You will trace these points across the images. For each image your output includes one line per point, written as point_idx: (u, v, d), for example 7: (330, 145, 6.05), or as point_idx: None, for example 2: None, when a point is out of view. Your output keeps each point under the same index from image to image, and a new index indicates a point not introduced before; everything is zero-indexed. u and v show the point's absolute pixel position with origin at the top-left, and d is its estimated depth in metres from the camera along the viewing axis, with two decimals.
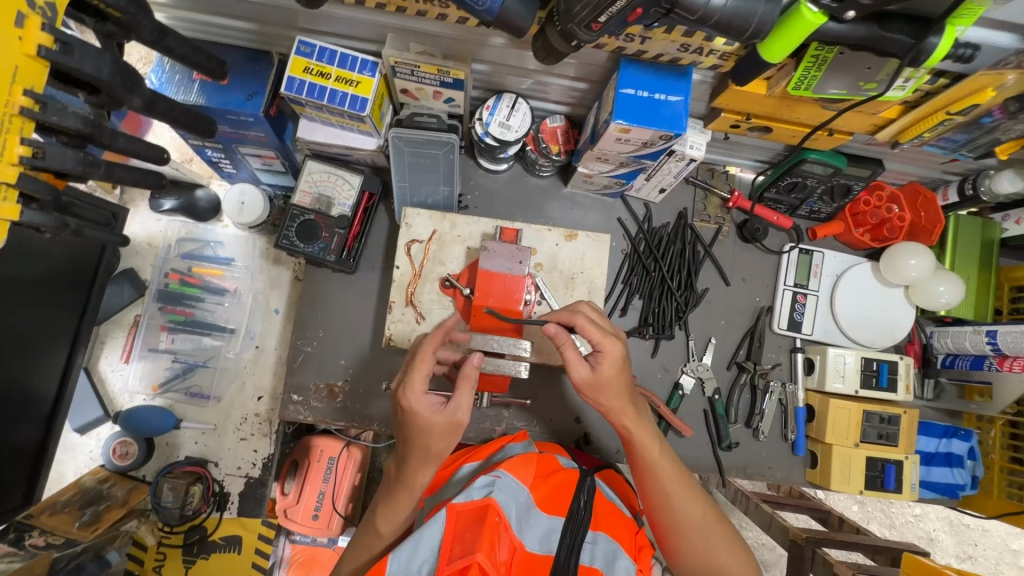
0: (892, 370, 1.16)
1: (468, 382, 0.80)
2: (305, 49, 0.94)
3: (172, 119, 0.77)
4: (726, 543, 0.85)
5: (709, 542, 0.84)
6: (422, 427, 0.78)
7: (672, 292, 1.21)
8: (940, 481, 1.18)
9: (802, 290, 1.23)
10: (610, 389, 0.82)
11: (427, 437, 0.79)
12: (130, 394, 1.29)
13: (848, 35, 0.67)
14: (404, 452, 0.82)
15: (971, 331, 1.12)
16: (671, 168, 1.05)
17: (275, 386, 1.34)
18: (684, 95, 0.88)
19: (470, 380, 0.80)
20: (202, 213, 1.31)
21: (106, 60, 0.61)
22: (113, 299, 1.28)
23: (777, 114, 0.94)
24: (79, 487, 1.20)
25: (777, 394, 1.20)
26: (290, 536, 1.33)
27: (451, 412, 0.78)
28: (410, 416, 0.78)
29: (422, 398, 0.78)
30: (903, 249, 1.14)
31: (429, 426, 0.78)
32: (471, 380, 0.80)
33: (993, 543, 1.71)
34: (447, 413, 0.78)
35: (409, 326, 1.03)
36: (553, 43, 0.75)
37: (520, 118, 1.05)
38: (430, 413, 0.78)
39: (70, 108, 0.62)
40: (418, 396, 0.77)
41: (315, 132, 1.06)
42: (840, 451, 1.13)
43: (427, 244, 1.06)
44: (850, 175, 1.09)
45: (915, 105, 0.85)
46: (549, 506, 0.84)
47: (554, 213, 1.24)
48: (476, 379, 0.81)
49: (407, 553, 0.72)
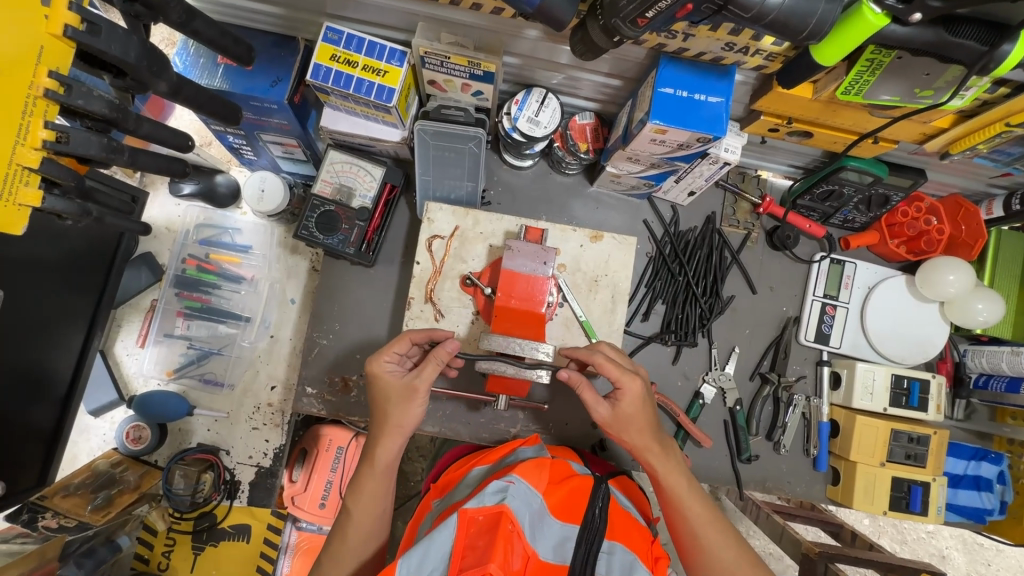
0: (923, 389, 1.12)
1: (434, 361, 0.84)
2: (333, 36, 0.92)
3: (197, 105, 0.75)
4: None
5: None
6: (383, 390, 0.86)
7: (696, 298, 1.18)
8: (966, 505, 1.14)
9: (832, 301, 1.20)
10: (632, 426, 0.85)
11: (388, 399, 0.85)
12: (144, 378, 1.29)
13: (912, 39, 0.63)
14: (371, 425, 0.88)
15: (1008, 351, 1.08)
16: (704, 170, 1.01)
17: (289, 376, 1.32)
18: (725, 96, 0.84)
19: (435, 360, 0.83)
20: (221, 199, 1.29)
21: (133, 42, 0.58)
22: (131, 283, 1.28)
23: (820, 119, 0.90)
24: (91, 470, 1.19)
25: (800, 407, 1.17)
26: (296, 522, 1.31)
27: (409, 378, 0.84)
28: (373, 380, 0.86)
29: (388, 364, 0.86)
30: (943, 263, 1.09)
31: (388, 388, 0.85)
32: (437, 359, 0.83)
33: (1008, 564, 1.68)
34: (407, 381, 0.84)
35: (428, 324, 1.01)
36: (594, 38, 0.71)
37: (549, 114, 1.02)
38: (391, 376, 0.85)
39: (96, 92, 0.59)
40: (382, 360, 0.85)
41: (339, 122, 1.03)
42: (864, 469, 1.10)
43: (449, 240, 1.04)
44: (889, 184, 1.05)
45: (971, 114, 0.81)
46: (563, 514, 0.82)
47: (579, 212, 1.21)
48: (444, 360, 0.84)
49: (416, 559, 0.68)
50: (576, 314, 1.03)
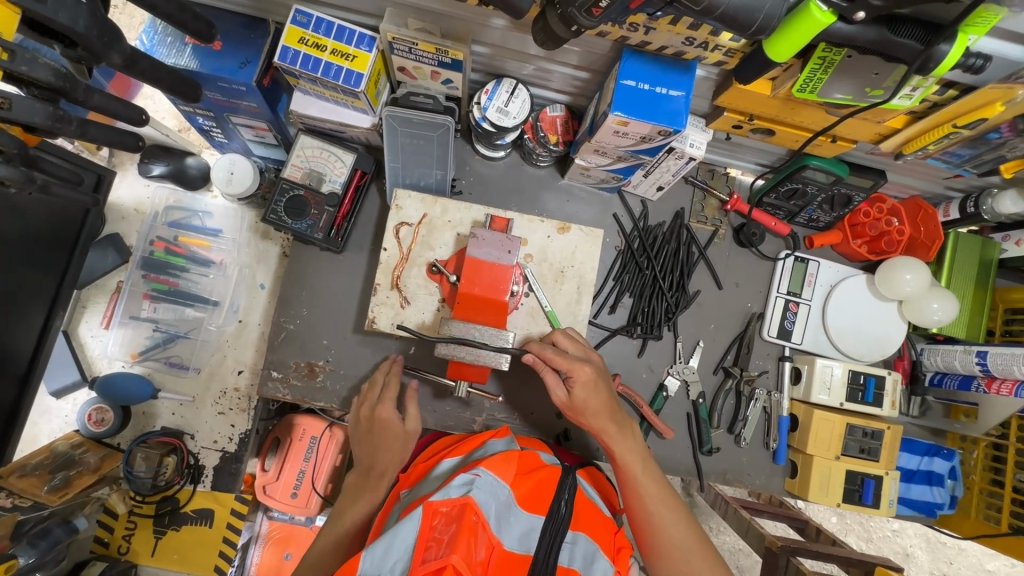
0: (878, 385, 1.15)
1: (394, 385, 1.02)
2: (302, 19, 0.92)
3: (155, 79, 0.74)
4: (709, 567, 0.84)
5: (693, 568, 0.83)
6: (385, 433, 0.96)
7: (663, 292, 1.19)
8: (918, 499, 1.18)
9: (795, 298, 1.22)
10: (588, 410, 0.87)
11: (388, 448, 0.95)
12: (108, 360, 1.27)
13: (858, 37, 0.65)
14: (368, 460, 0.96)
15: (960, 350, 1.11)
16: (671, 165, 1.03)
17: (257, 361, 1.32)
18: (686, 91, 0.85)
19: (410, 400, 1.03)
20: (192, 181, 1.29)
21: (83, 11, 0.58)
22: (96, 264, 1.26)
23: (780, 117, 0.92)
24: (50, 451, 1.18)
25: (761, 401, 1.19)
26: (267, 512, 1.36)
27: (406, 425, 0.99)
28: (380, 422, 0.97)
29: (385, 405, 0.98)
30: (901, 263, 1.11)
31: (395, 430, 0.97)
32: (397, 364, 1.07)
33: (969, 562, 1.72)
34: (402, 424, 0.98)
35: (393, 310, 1.01)
36: (553, 27, 0.72)
37: (519, 105, 1.03)
38: (395, 423, 0.97)
39: (43, 59, 0.58)
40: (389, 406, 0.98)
41: (308, 106, 1.03)
42: (820, 462, 1.12)
43: (416, 227, 1.04)
44: (851, 184, 1.07)
45: (921, 116, 0.83)
46: (530, 505, 0.82)
47: (550, 204, 1.22)
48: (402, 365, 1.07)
49: (379, 553, 0.69)
50: (541, 304, 1.04)
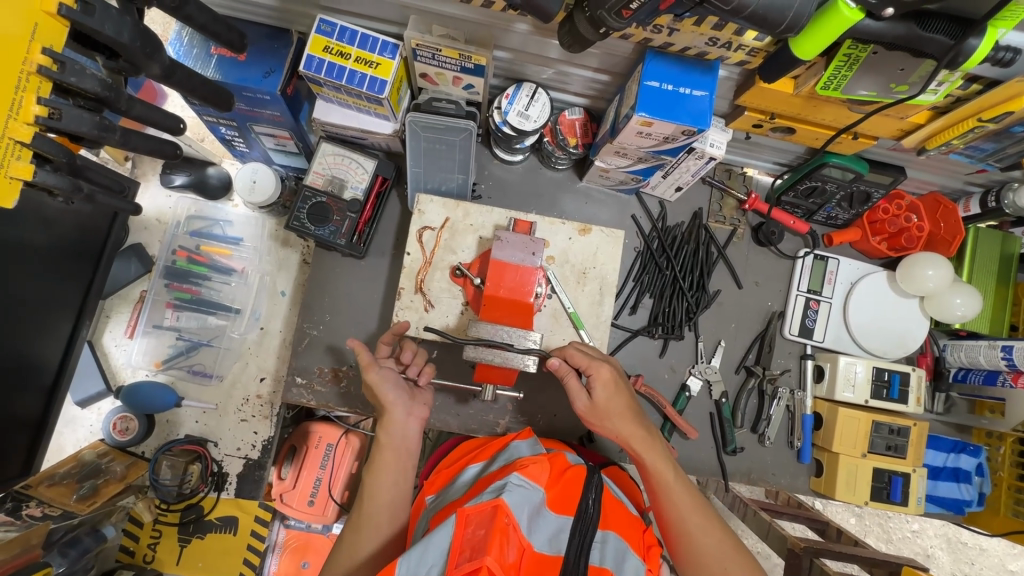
0: (903, 382, 1.14)
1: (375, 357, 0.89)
2: (326, 28, 0.93)
3: (190, 89, 0.76)
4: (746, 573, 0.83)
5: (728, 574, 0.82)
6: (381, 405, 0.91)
7: (683, 292, 1.19)
8: (946, 496, 1.18)
9: (815, 296, 1.22)
10: (611, 413, 0.87)
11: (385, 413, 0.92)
12: (132, 369, 1.29)
13: (885, 33, 0.66)
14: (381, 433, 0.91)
15: (985, 345, 1.10)
16: (690, 166, 1.03)
17: (279, 367, 1.33)
18: (709, 91, 0.86)
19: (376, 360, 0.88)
20: (213, 190, 1.30)
21: (127, 23, 0.59)
22: (120, 274, 1.28)
23: (801, 115, 0.92)
24: (78, 460, 1.20)
25: (784, 400, 1.18)
26: (285, 521, 1.35)
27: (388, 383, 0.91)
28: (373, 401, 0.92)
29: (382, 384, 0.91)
30: (924, 259, 1.11)
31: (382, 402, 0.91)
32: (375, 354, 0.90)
33: (992, 563, 1.68)
34: (411, 408, 0.92)
35: (417, 314, 1.01)
36: (581, 30, 0.74)
37: (539, 109, 1.03)
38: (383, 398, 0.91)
39: (90, 70, 0.61)
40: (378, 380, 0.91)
41: (330, 113, 1.05)
42: (847, 460, 1.12)
43: (439, 231, 1.04)
44: (870, 181, 1.08)
45: (944, 111, 0.85)
46: (559, 506, 0.80)
47: (568, 207, 1.23)
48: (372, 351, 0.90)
49: (415, 558, 0.68)
50: (564, 305, 1.03)
